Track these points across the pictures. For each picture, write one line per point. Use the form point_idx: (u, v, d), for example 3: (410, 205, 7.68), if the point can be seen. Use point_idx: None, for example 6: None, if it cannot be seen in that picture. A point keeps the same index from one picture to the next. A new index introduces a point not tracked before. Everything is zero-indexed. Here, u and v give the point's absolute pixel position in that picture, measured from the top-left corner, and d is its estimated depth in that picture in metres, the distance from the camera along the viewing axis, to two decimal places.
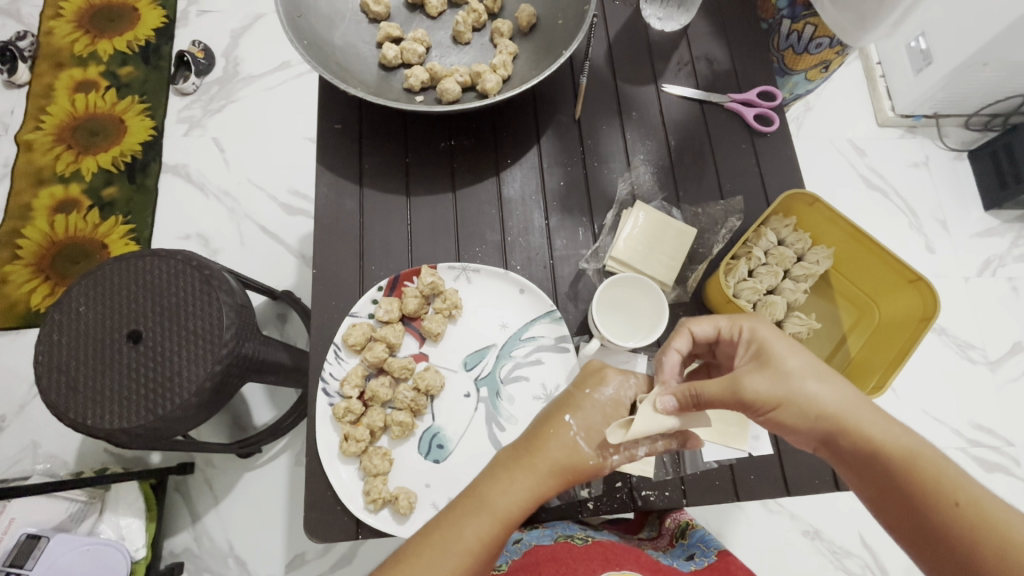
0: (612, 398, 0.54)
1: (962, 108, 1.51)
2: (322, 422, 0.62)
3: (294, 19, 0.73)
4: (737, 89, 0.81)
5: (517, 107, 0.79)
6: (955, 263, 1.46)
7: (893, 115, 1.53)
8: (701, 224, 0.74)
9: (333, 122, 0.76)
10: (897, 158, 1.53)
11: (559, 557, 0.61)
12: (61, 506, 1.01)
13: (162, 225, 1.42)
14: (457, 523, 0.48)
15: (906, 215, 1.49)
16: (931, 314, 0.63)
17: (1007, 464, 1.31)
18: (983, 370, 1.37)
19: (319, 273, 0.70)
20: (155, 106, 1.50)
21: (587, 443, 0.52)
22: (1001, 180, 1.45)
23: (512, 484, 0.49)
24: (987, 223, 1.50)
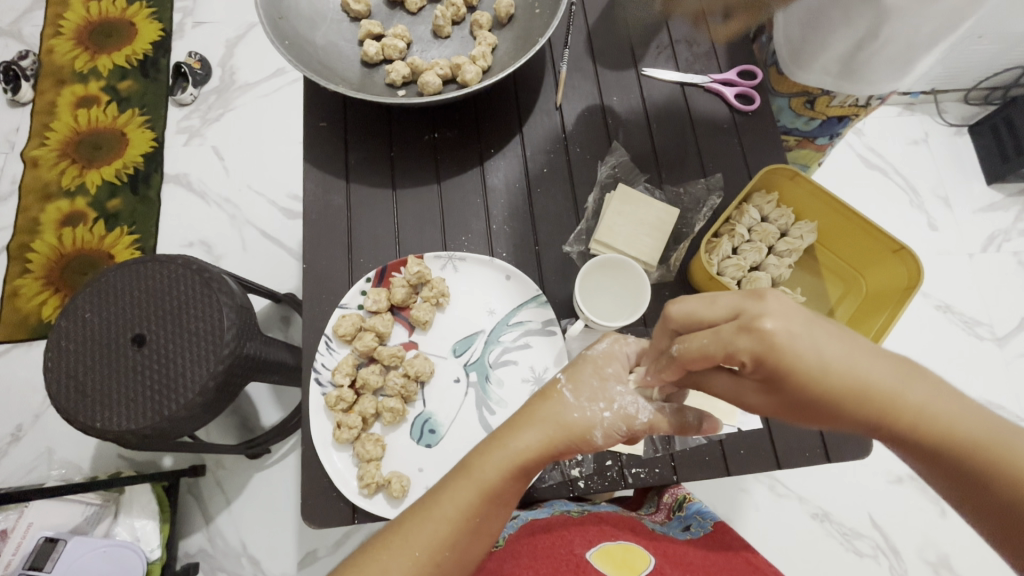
0: (604, 352, 0.56)
1: (961, 82, 1.49)
2: (315, 411, 0.64)
3: (277, 21, 0.74)
4: (717, 71, 0.82)
5: (498, 96, 0.80)
6: (959, 239, 1.45)
7: (890, 92, 1.52)
8: (683, 204, 0.75)
9: (319, 120, 0.78)
10: (895, 136, 1.52)
11: (555, 531, 0.62)
12: (76, 509, 1.04)
13: (165, 234, 1.45)
14: (445, 493, 0.50)
15: (907, 193, 1.48)
16: (917, 282, 0.62)
17: None
18: (991, 346, 1.36)
19: (309, 268, 0.71)
20: (155, 118, 1.53)
21: (574, 396, 0.53)
22: (1003, 153, 1.44)
23: (488, 452, 0.51)
24: (991, 198, 1.48)
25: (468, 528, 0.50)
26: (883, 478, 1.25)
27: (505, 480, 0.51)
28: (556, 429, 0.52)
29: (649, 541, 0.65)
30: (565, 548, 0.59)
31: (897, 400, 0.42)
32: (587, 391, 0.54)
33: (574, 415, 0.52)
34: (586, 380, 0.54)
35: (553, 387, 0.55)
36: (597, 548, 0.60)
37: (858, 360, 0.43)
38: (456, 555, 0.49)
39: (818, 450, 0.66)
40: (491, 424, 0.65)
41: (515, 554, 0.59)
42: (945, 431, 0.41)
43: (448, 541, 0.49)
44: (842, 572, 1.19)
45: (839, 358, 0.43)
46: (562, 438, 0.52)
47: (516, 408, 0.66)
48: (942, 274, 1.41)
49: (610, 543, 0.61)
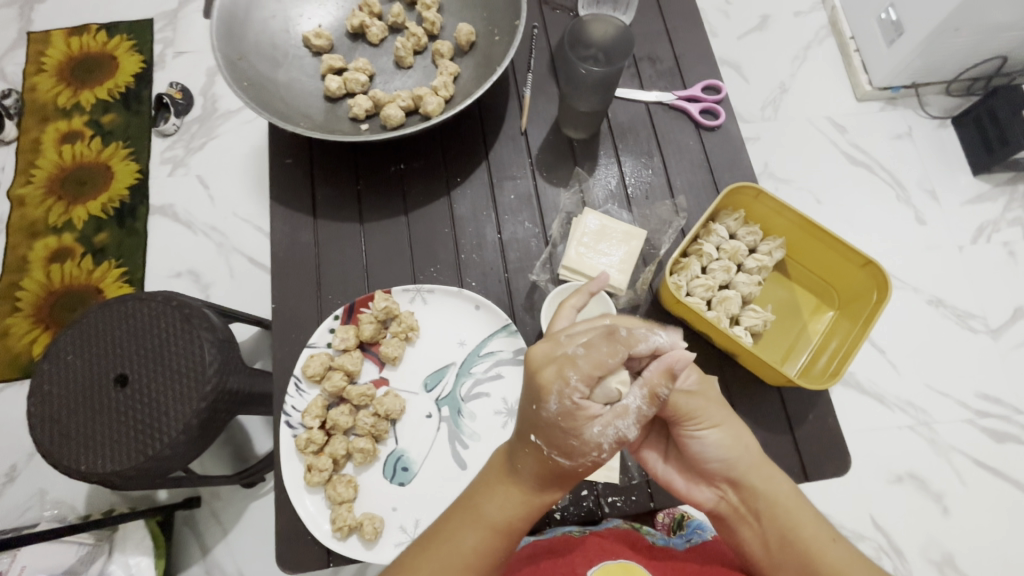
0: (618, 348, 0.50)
1: (941, 75, 1.48)
2: (287, 454, 0.63)
3: (235, 61, 0.74)
4: (682, 86, 0.82)
5: (462, 124, 0.80)
6: (948, 232, 1.44)
7: (871, 88, 1.51)
8: (650, 225, 0.75)
9: (285, 156, 0.78)
10: (878, 132, 1.51)
11: (555, 548, 0.60)
12: (70, 549, 1.06)
13: (153, 265, 1.45)
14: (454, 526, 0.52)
15: (893, 187, 1.47)
16: (882, 297, 0.64)
17: (1019, 432, 1.28)
18: (986, 339, 1.35)
19: (278, 307, 0.71)
20: (140, 150, 1.54)
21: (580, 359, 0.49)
22: (987, 143, 1.43)
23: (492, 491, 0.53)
24: (977, 189, 1.47)
25: (505, 534, 0.52)
26: (883, 478, 1.25)
27: (531, 491, 0.52)
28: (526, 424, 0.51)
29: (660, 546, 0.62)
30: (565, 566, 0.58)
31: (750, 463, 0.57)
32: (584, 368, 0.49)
33: (556, 457, 0.50)
34: (570, 408, 0.47)
35: (533, 412, 0.49)
36: (599, 565, 0.57)
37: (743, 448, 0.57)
38: (495, 559, 0.52)
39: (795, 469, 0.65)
40: (465, 459, 0.64)
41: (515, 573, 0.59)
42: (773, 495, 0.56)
43: (486, 548, 0.51)
44: None
45: (725, 447, 0.57)
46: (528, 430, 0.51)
47: (490, 441, 0.65)
48: (932, 269, 1.40)
49: (613, 560, 0.58)
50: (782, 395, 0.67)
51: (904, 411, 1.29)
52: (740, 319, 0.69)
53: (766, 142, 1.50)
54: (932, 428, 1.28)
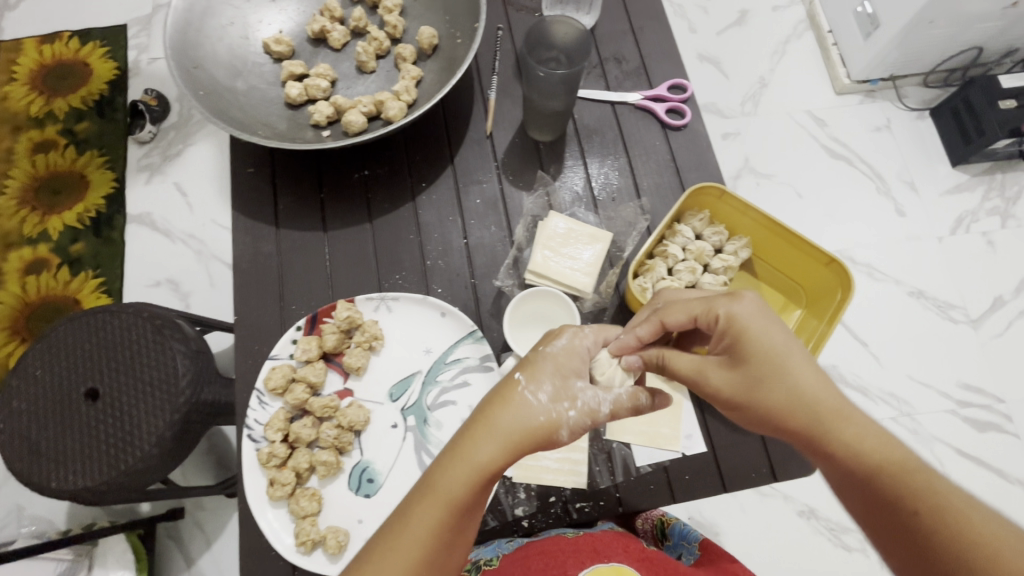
0: (564, 347, 0.54)
1: (918, 67, 1.48)
2: (249, 468, 0.62)
3: (191, 70, 0.73)
4: (648, 86, 0.81)
5: (427, 127, 0.79)
6: (927, 222, 1.44)
7: (850, 81, 1.51)
8: (615, 227, 0.74)
9: (247, 165, 0.77)
10: (858, 125, 1.50)
11: (550, 550, 0.60)
12: (49, 565, 1.04)
13: (131, 274, 1.43)
14: (409, 514, 0.45)
15: (873, 179, 1.46)
16: (845, 297, 0.64)
17: (999, 421, 1.29)
18: (966, 329, 1.36)
19: (241, 319, 0.70)
20: (115, 158, 1.51)
21: (532, 392, 0.50)
22: (965, 134, 1.43)
23: (448, 467, 0.46)
24: (956, 179, 1.48)
25: (457, 510, 0.45)
26: None
27: (497, 455, 0.47)
28: (511, 426, 0.48)
29: (648, 552, 0.64)
30: (557, 567, 0.59)
31: (835, 414, 0.46)
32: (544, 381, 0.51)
33: (531, 394, 0.49)
34: (575, 346, 0.54)
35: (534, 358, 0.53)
36: (591, 568, 0.59)
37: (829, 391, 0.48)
38: (449, 540, 0.45)
39: (764, 470, 0.65)
40: None
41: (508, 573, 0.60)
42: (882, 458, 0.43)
43: (436, 526, 0.45)
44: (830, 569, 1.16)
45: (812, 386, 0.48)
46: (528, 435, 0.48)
47: None
48: (912, 260, 1.41)
49: (605, 562, 0.59)
50: None
51: (887, 402, 1.29)
52: None
53: (747, 136, 1.48)
54: (915, 419, 1.29)
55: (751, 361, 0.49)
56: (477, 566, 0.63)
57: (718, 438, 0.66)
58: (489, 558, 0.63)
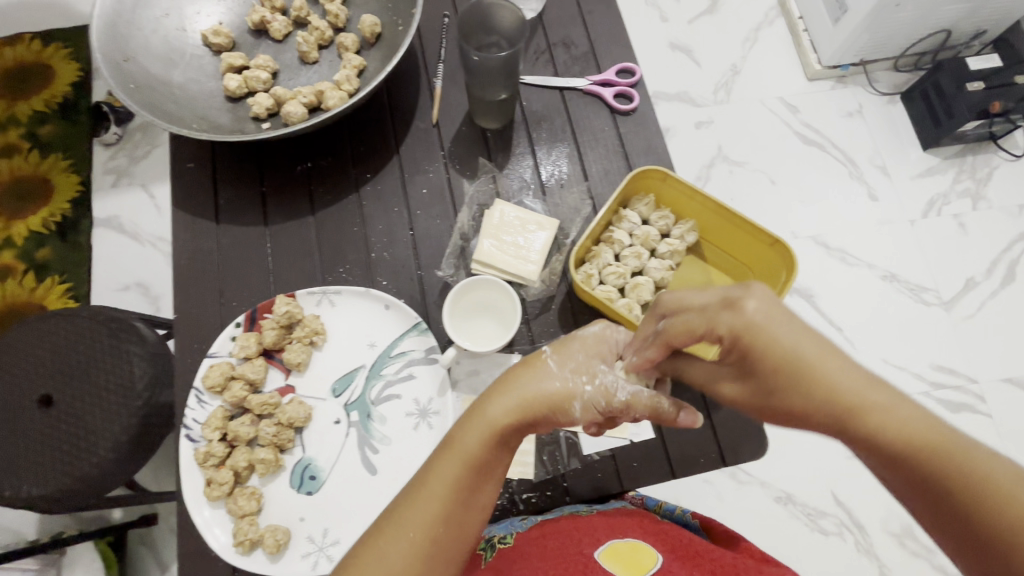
0: (595, 334, 0.56)
1: (887, 50, 1.42)
2: (185, 468, 0.61)
3: (120, 63, 0.71)
4: (596, 71, 0.80)
5: (373, 117, 0.78)
6: (899, 207, 1.38)
7: (821, 67, 1.44)
8: (562, 215, 0.73)
9: (186, 161, 0.75)
10: (830, 109, 1.44)
11: (565, 531, 0.58)
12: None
13: (98, 279, 1.35)
14: (430, 471, 0.48)
15: (846, 165, 1.40)
16: (789, 278, 0.64)
17: (971, 401, 1.26)
18: (939, 311, 1.32)
19: (181, 317, 0.69)
20: (79, 160, 1.44)
21: (558, 365, 0.52)
22: (935, 117, 1.37)
23: (467, 425, 0.48)
24: (927, 163, 1.41)
25: (478, 467, 0.47)
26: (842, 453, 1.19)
27: (517, 416, 0.49)
28: (534, 394, 0.50)
29: (667, 525, 0.61)
30: (573, 547, 0.56)
31: (872, 408, 0.42)
32: (572, 364, 0.52)
33: (555, 366, 0.51)
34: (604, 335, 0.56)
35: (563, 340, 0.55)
36: (607, 545, 0.56)
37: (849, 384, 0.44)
38: (466, 495, 0.47)
39: (712, 455, 0.64)
40: (375, 464, 0.62)
41: (523, 554, 0.56)
42: (925, 452, 0.40)
43: (457, 479, 0.47)
44: (806, 556, 1.13)
45: (826, 385, 0.44)
46: (548, 406, 0.50)
47: (401, 445, 0.63)
48: (886, 244, 1.36)
49: (619, 539, 0.57)
50: None
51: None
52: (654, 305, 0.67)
53: (721, 125, 1.42)
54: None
55: (767, 364, 0.46)
56: (492, 545, 0.60)
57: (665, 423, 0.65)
58: (503, 536, 0.60)
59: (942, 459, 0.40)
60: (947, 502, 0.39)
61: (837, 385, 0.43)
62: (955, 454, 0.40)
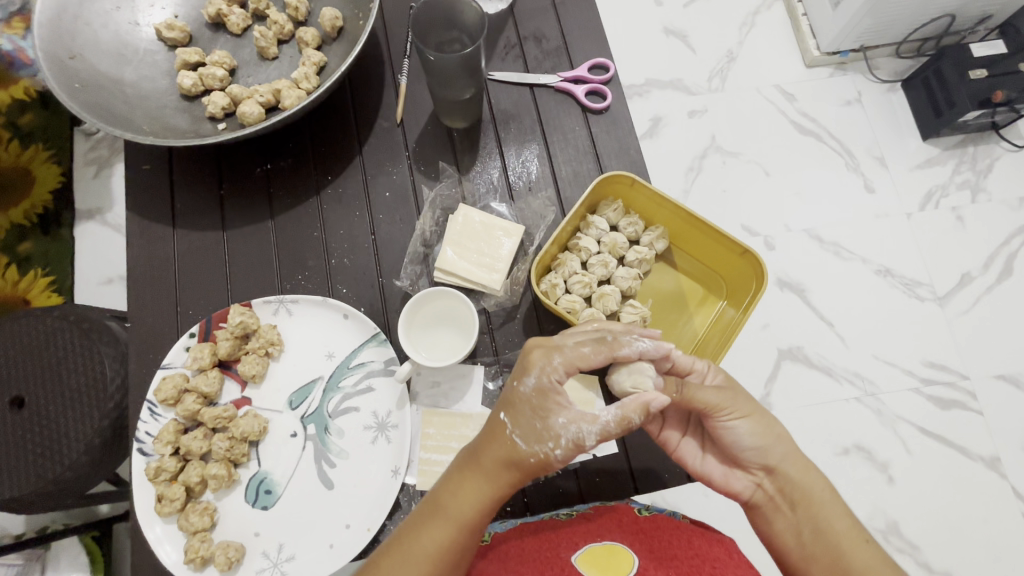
0: (535, 388, 0.50)
1: (889, 36, 1.36)
2: (138, 481, 0.60)
3: (65, 61, 0.68)
4: (569, 66, 0.77)
5: (335, 115, 0.75)
6: (896, 199, 1.33)
7: (819, 54, 1.38)
8: (527, 219, 0.71)
9: (142, 162, 0.73)
10: (828, 98, 1.38)
11: (544, 534, 0.57)
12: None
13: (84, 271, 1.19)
14: (419, 529, 0.49)
15: (842, 155, 1.35)
16: (760, 288, 0.61)
17: (963, 398, 1.21)
18: (932, 306, 1.27)
19: (136, 326, 0.67)
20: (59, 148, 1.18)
21: (524, 441, 0.49)
22: (935, 106, 1.31)
23: (461, 489, 0.50)
24: (927, 153, 1.36)
25: (468, 529, 0.49)
26: (829, 449, 1.17)
27: (497, 484, 0.50)
28: (511, 463, 0.49)
29: (651, 519, 0.59)
30: (550, 551, 0.56)
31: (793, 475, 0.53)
32: (534, 433, 0.49)
33: (519, 437, 0.49)
34: (547, 386, 0.50)
35: (512, 392, 0.51)
36: (583, 549, 0.55)
37: (777, 437, 0.54)
38: (457, 555, 0.49)
39: (677, 470, 0.63)
40: (331, 478, 0.61)
41: (501, 556, 0.56)
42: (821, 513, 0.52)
43: (445, 543, 0.48)
44: None
45: (756, 435, 0.54)
46: (523, 471, 0.49)
47: (359, 459, 0.62)
48: (879, 237, 1.31)
49: (597, 542, 0.56)
50: None
51: (851, 383, 1.21)
52: (620, 315, 0.65)
53: (715, 114, 1.37)
54: (878, 399, 1.21)
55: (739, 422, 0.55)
56: None
57: (630, 437, 0.63)
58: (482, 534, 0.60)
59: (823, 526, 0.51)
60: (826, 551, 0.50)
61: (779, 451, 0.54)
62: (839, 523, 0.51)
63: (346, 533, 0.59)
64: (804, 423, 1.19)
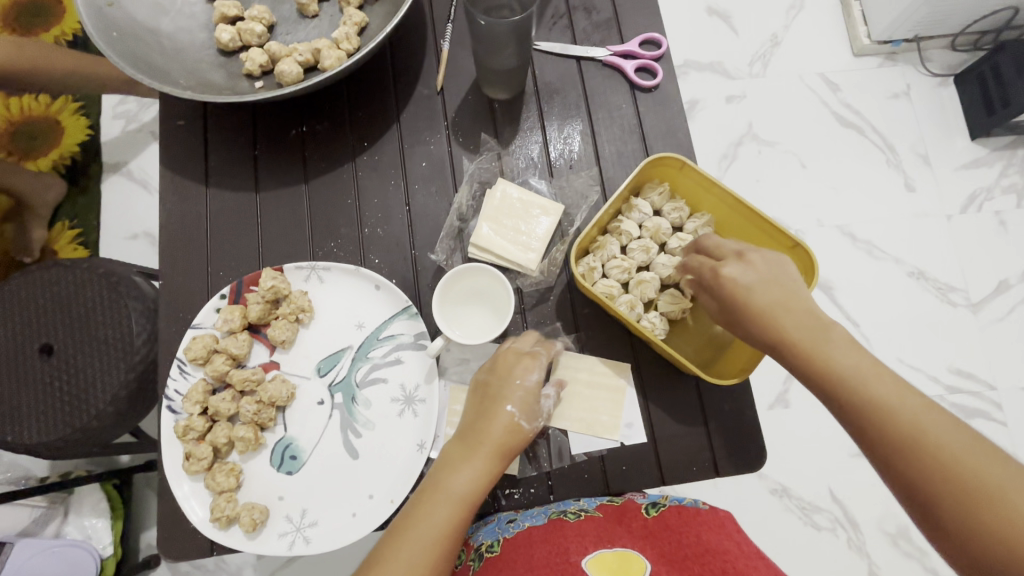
0: (535, 380, 0.57)
1: (947, 26, 1.28)
2: (166, 438, 0.60)
3: (103, 8, 0.66)
4: (618, 40, 0.73)
5: (373, 79, 0.72)
6: (937, 199, 1.28)
7: (869, 42, 1.31)
8: (567, 199, 0.68)
9: (176, 118, 0.71)
10: (874, 90, 1.32)
11: (552, 538, 0.57)
12: (23, 512, 0.99)
13: (109, 224, 1.19)
14: (422, 510, 0.51)
15: (884, 151, 1.29)
16: (809, 284, 0.59)
17: (987, 408, 1.18)
18: (964, 313, 1.22)
19: (166, 284, 0.67)
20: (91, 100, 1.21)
21: (526, 422, 0.56)
22: (988, 104, 1.24)
23: (460, 468, 0.53)
24: (974, 153, 1.30)
25: (468, 506, 0.53)
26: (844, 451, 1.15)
27: (494, 463, 0.54)
28: (506, 442, 0.55)
29: (659, 518, 0.58)
30: (559, 557, 0.55)
31: (858, 386, 0.45)
32: (528, 414, 0.57)
33: (522, 423, 0.56)
34: (535, 381, 0.57)
35: (501, 387, 0.57)
36: (593, 554, 0.55)
37: (827, 338, 0.48)
38: (462, 531, 0.52)
39: (705, 464, 0.62)
40: (357, 448, 0.61)
41: (511, 564, 0.56)
42: (899, 422, 0.44)
43: (457, 522, 0.52)
44: (797, 552, 1.10)
45: (796, 328, 0.49)
46: (515, 446, 0.55)
47: (385, 431, 0.62)
48: (915, 238, 1.26)
49: (608, 547, 0.56)
50: (700, 388, 0.63)
51: None
52: (658, 303, 0.64)
53: (754, 101, 1.31)
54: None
55: (783, 323, 0.49)
56: (479, 555, 0.59)
57: (658, 427, 0.62)
58: (489, 543, 0.58)
59: (907, 436, 0.43)
60: (915, 460, 0.43)
61: (839, 363, 0.46)
62: (924, 435, 0.43)
63: (370, 503, 0.59)
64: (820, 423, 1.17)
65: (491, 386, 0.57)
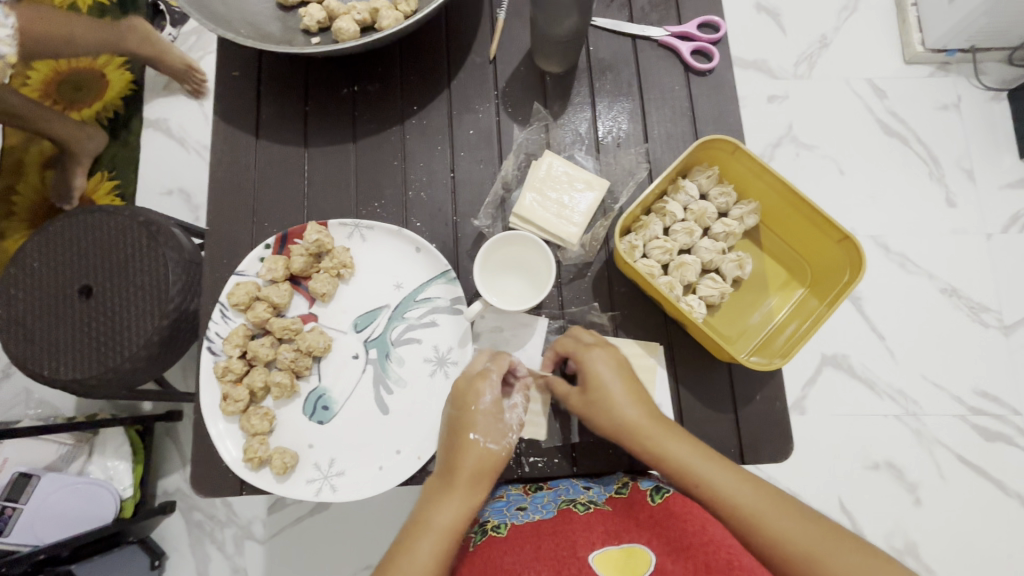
0: (492, 401, 0.56)
1: (1006, 38, 1.24)
2: (204, 379, 0.62)
3: None
4: (675, 21, 0.72)
5: (427, 43, 0.72)
6: (978, 216, 1.24)
7: (923, 50, 1.27)
8: (612, 176, 0.68)
9: (231, 70, 0.72)
10: (923, 99, 1.28)
11: (559, 530, 0.55)
12: (50, 447, 1.04)
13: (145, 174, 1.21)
14: (405, 547, 0.50)
15: (926, 163, 1.26)
16: (856, 275, 0.59)
17: (1011, 433, 1.15)
18: (995, 335, 1.19)
19: (212, 231, 0.68)
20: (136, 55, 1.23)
21: (494, 441, 0.54)
22: None
23: (440, 502, 0.52)
24: (1021, 172, 1.26)
25: (454, 537, 0.51)
26: (858, 464, 1.14)
27: (475, 493, 0.53)
28: (482, 467, 0.53)
29: (665, 506, 0.55)
30: (567, 549, 0.53)
31: (697, 473, 0.52)
32: (495, 432, 0.55)
33: (493, 446, 0.54)
34: (495, 400, 0.56)
35: (465, 414, 0.55)
36: (600, 550, 0.53)
37: (668, 430, 0.55)
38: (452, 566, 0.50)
39: (730, 451, 0.62)
40: (388, 404, 0.62)
41: (514, 549, 0.53)
42: (732, 507, 0.51)
43: (441, 560, 0.49)
44: None
45: (638, 412, 0.55)
46: (492, 467, 0.54)
47: (416, 389, 0.63)
48: (952, 254, 1.23)
49: (614, 544, 0.53)
50: (731, 372, 0.63)
51: (893, 400, 1.16)
52: (698, 288, 0.63)
53: (799, 101, 1.29)
54: (919, 419, 1.16)
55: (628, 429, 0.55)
56: (483, 531, 0.58)
57: (687, 409, 0.62)
58: (496, 524, 0.57)
59: (740, 518, 0.51)
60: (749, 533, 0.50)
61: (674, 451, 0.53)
62: (748, 510, 0.50)
63: (397, 458, 0.61)
64: (840, 432, 1.15)
65: (455, 417, 0.56)
